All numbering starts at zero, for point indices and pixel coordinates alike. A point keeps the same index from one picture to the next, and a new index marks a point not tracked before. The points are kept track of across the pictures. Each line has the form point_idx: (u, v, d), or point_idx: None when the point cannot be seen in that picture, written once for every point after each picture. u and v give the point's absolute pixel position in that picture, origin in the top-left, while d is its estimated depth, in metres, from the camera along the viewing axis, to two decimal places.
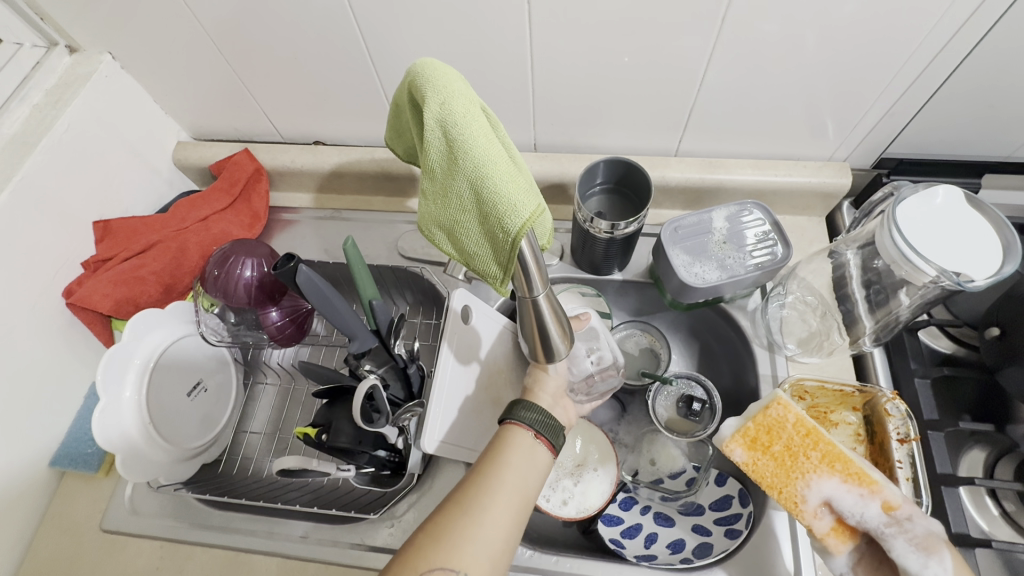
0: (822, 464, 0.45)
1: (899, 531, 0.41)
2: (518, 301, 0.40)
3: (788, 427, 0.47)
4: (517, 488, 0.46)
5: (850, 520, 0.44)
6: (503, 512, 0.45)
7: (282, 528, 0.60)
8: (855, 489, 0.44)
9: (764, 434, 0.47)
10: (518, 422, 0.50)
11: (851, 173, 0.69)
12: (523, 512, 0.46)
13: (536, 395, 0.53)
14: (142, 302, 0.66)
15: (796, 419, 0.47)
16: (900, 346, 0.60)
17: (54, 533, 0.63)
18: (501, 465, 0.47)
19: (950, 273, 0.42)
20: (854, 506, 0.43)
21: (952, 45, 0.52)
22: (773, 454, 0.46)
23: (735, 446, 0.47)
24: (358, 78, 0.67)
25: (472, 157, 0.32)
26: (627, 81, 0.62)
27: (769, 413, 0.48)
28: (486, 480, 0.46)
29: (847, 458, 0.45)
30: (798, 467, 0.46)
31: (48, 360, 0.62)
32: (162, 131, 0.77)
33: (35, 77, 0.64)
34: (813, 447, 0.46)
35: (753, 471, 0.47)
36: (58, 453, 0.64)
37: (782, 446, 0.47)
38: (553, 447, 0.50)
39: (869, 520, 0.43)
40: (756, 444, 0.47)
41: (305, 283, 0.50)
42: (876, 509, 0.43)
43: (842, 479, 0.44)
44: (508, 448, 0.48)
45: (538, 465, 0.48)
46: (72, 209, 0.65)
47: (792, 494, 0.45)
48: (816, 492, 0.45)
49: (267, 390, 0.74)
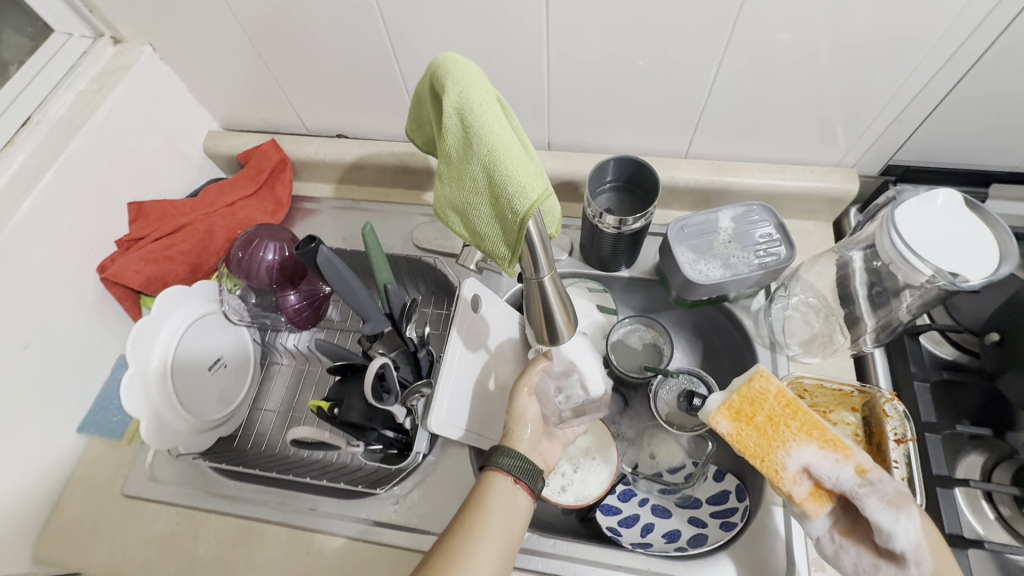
0: (801, 432, 0.47)
1: (871, 490, 0.44)
2: (525, 284, 0.42)
3: (769, 399, 0.49)
4: (499, 531, 0.49)
5: (827, 484, 0.46)
6: (486, 557, 0.47)
7: (293, 501, 0.62)
8: (831, 455, 0.46)
9: (747, 406, 0.49)
10: (497, 468, 0.52)
11: (859, 179, 0.70)
12: (507, 551, 0.49)
13: (514, 442, 0.56)
14: (170, 280, 0.70)
15: (777, 391, 0.49)
16: (901, 349, 0.61)
17: (79, 494, 0.66)
18: (483, 510, 0.49)
19: (945, 272, 0.43)
20: (831, 471, 0.46)
21: (959, 55, 0.53)
22: (756, 425, 0.48)
23: (720, 418, 0.49)
24: (382, 75, 0.70)
25: (486, 142, 0.34)
26: (640, 84, 0.64)
27: (751, 385, 0.50)
28: (469, 530, 0.48)
29: (823, 426, 0.47)
30: (779, 436, 0.47)
31: (81, 331, 0.66)
32: (195, 119, 0.80)
33: (82, 65, 0.68)
34: (793, 417, 0.48)
35: (737, 442, 0.48)
36: (86, 420, 0.67)
37: (764, 416, 0.48)
38: (533, 490, 0.52)
39: (844, 482, 0.45)
40: (740, 416, 0.49)
41: (325, 264, 0.53)
42: (850, 471, 0.45)
43: (819, 446, 0.46)
44: (488, 496, 0.50)
45: (519, 508, 0.51)
46: (110, 190, 0.69)
47: (774, 463, 0.47)
48: (796, 459, 0.46)
49: (282, 370, 0.77)
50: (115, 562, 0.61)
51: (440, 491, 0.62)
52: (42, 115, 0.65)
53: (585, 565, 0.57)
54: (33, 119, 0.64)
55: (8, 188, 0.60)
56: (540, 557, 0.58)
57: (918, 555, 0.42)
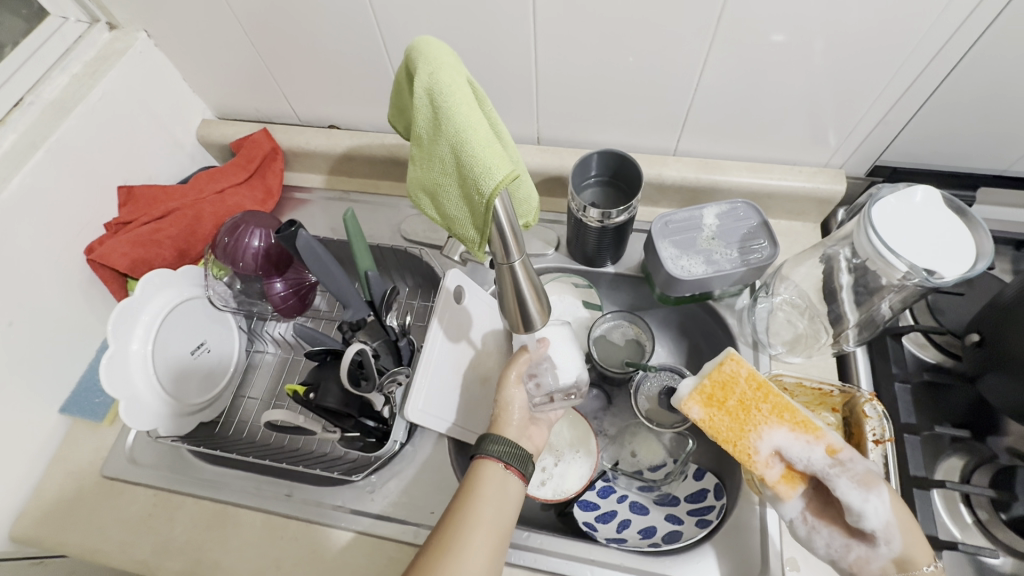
0: (773, 415, 0.47)
1: (842, 470, 0.44)
2: (496, 270, 0.41)
3: (741, 382, 0.49)
4: (490, 517, 0.49)
5: (798, 466, 0.46)
6: (480, 543, 0.47)
7: (270, 487, 0.63)
8: (802, 437, 0.46)
9: (719, 390, 0.49)
10: (488, 456, 0.52)
11: (846, 180, 0.70)
12: (501, 537, 0.49)
13: (502, 430, 0.56)
14: (156, 263, 0.70)
15: (748, 373, 0.49)
16: (884, 350, 0.60)
17: (59, 475, 0.66)
18: (474, 499, 0.49)
19: (919, 269, 0.43)
20: (803, 453, 0.45)
21: (943, 54, 0.53)
22: (728, 409, 0.48)
23: (692, 404, 0.49)
24: (373, 66, 0.70)
25: (453, 124, 0.34)
26: (628, 80, 0.64)
27: (722, 369, 0.49)
28: (462, 517, 0.48)
29: (795, 408, 0.47)
30: (751, 420, 0.47)
31: (67, 312, 0.66)
32: (188, 107, 0.81)
33: (77, 49, 0.69)
34: (764, 400, 0.48)
35: (710, 427, 0.48)
36: (69, 400, 0.68)
37: (737, 400, 0.48)
38: (524, 474, 0.53)
39: (815, 463, 0.45)
40: (712, 401, 0.49)
41: (304, 248, 0.54)
42: (821, 452, 0.45)
43: (790, 429, 0.46)
44: (480, 482, 0.50)
45: (510, 493, 0.51)
46: (100, 173, 0.69)
47: (747, 448, 0.47)
48: (767, 442, 0.46)
49: (267, 358, 0.78)
50: (90, 543, 0.62)
51: (417, 481, 0.62)
52: (36, 97, 0.65)
53: (560, 559, 0.57)
54: (27, 100, 0.65)
55: None
56: (513, 549, 0.58)
57: (888, 532, 0.42)
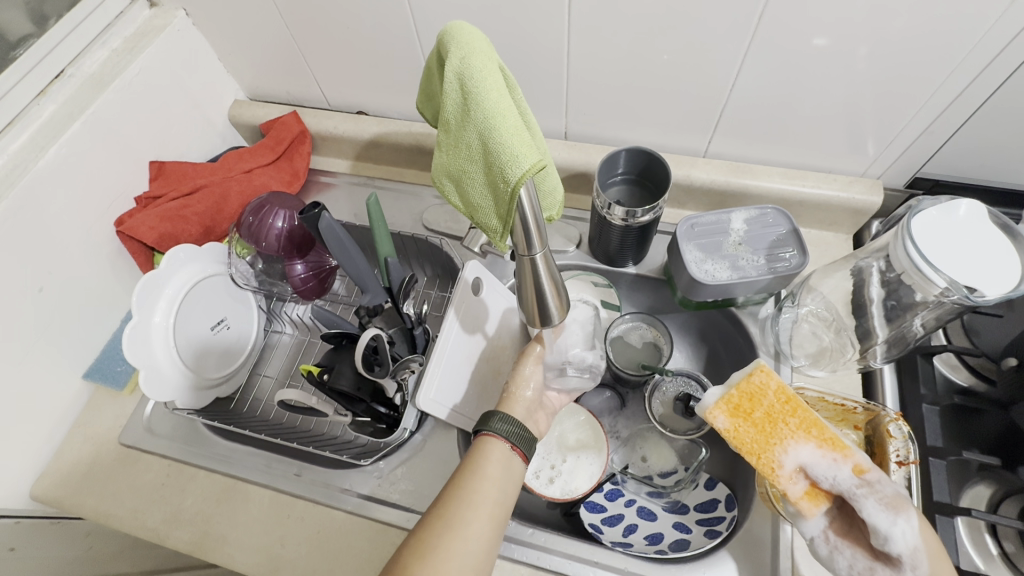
0: (800, 430, 0.46)
1: (869, 491, 0.43)
2: (517, 262, 0.41)
3: (769, 395, 0.48)
4: (493, 496, 0.48)
5: (822, 484, 0.45)
6: (483, 523, 0.47)
7: (281, 466, 0.63)
8: (830, 455, 0.45)
9: (746, 401, 0.48)
10: (493, 434, 0.51)
11: (883, 191, 0.67)
12: (502, 515, 0.49)
13: (510, 408, 0.56)
14: (182, 239, 0.71)
15: (778, 387, 0.48)
16: (912, 369, 0.58)
17: (79, 439, 0.68)
18: (479, 477, 0.49)
19: (960, 286, 0.41)
20: (831, 470, 0.44)
21: (998, 62, 0.50)
22: (754, 421, 0.47)
23: (718, 414, 0.48)
24: (403, 53, 0.70)
25: (483, 110, 0.34)
26: (661, 78, 0.63)
27: (752, 380, 0.49)
28: (466, 492, 0.48)
29: (823, 425, 0.46)
30: (777, 434, 0.46)
31: (95, 281, 0.68)
32: (222, 87, 0.82)
33: (118, 25, 0.70)
34: (792, 414, 0.47)
35: (734, 437, 0.47)
36: (92, 367, 0.69)
37: (763, 413, 0.48)
38: (527, 457, 0.53)
39: (841, 482, 0.44)
40: (738, 412, 0.48)
41: (326, 231, 0.54)
42: (848, 472, 0.44)
43: (818, 446, 0.45)
44: (483, 461, 0.50)
45: (514, 474, 0.51)
46: (134, 146, 0.71)
47: (772, 462, 0.46)
48: (792, 457, 0.45)
49: (284, 339, 0.79)
50: (104, 507, 0.63)
51: (425, 469, 0.62)
52: (76, 69, 0.67)
53: (564, 559, 0.56)
54: (67, 72, 0.66)
55: (36, 136, 0.62)
56: (517, 545, 0.57)
57: (917, 558, 0.40)
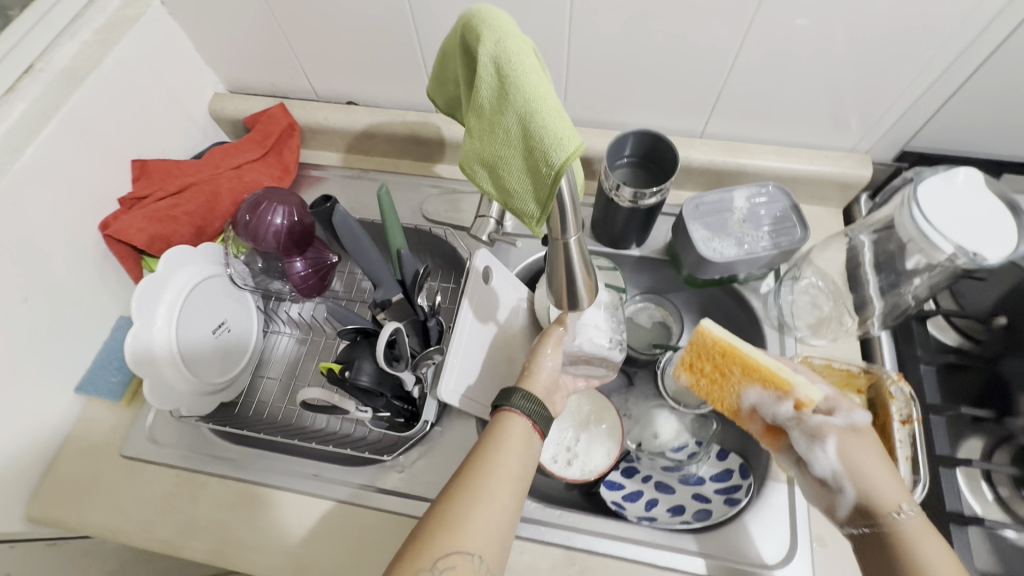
0: (743, 374, 0.52)
1: (799, 421, 0.49)
2: (548, 243, 0.41)
3: (711, 348, 0.53)
4: (514, 468, 0.49)
5: (771, 418, 0.51)
6: (507, 496, 0.48)
7: (299, 466, 0.62)
8: (773, 393, 0.50)
9: (697, 359, 0.55)
10: (513, 408, 0.52)
11: (872, 165, 0.70)
12: (523, 486, 0.50)
13: (530, 387, 0.56)
14: (173, 240, 0.68)
15: (714, 340, 0.53)
16: (908, 334, 0.61)
17: (75, 455, 0.65)
18: (501, 449, 0.49)
19: (966, 250, 0.44)
20: (773, 407, 0.50)
21: (982, 39, 0.53)
22: (705, 373, 0.55)
23: (680, 372, 0.56)
24: (397, 40, 0.68)
25: (523, 93, 0.33)
26: (660, 60, 0.64)
27: (696, 340, 0.55)
28: (488, 465, 0.48)
29: (764, 366, 0.50)
30: (726, 380, 0.53)
31: (80, 288, 0.64)
32: (200, 80, 0.79)
33: (87, 14, 0.66)
34: (733, 361, 0.52)
35: (694, 387, 0.56)
36: (83, 380, 0.66)
37: (711, 365, 0.54)
38: (545, 434, 0.53)
39: (781, 415, 0.50)
40: (693, 368, 0.55)
41: (340, 224, 0.53)
42: (789, 406, 0.49)
43: (761, 386, 0.50)
44: (505, 436, 0.51)
45: (534, 453, 0.51)
46: (114, 144, 0.67)
47: (730, 404, 0.54)
48: (743, 399, 0.52)
49: (283, 341, 0.77)
50: (110, 522, 0.60)
51: (447, 461, 0.62)
52: (46, 63, 0.62)
53: (596, 537, 0.57)
54: (37, 67, 0.62)
55: (9, 135, 0.58)
56: (546, 527, 0.58)
57: (838, 477, 0.47)
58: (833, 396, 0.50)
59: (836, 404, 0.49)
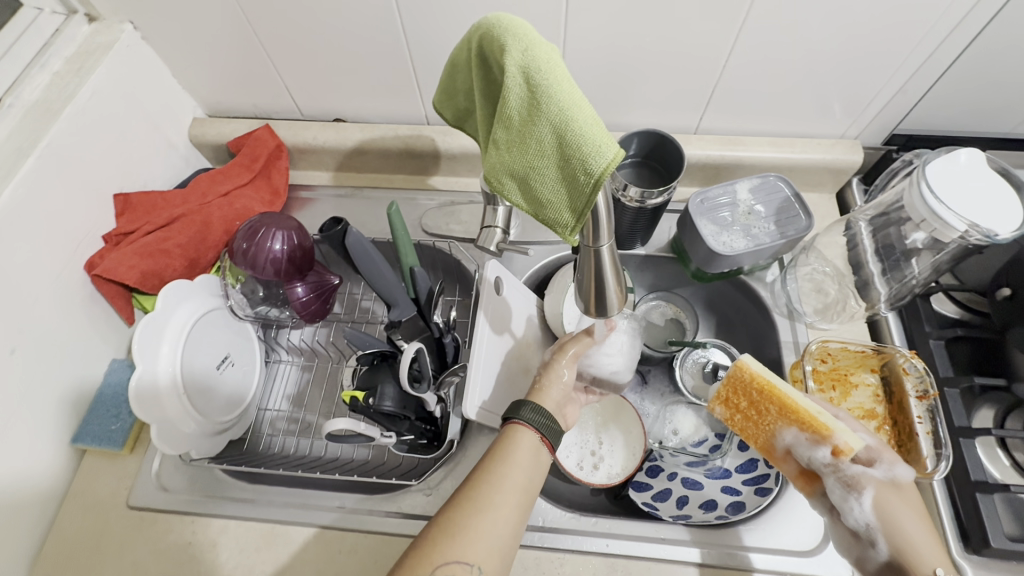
0: (781, 416, 0.50)
1: (834, 469, 0.48)
2: (581, 251, 0.40)
3: (748, 387, 0.52)
4: (519, 481, 0.47)
5: (805, 461, 0.50)
6: (511, 510, 0.46)
7: (320, 500, 0.60)
8: (810, 436, 0.48)
9: (733, 394, 0.55)
10: (521, 421, 0.50)
11: (862, 150, 0.72)
12: (528, 500, 0.48)
13: (540, 399, 0.54)
14: (167, 275, 0.65)
15: (751, 378, 0.52)
16: (915, 312, 0.63)
17: (77, 511, 0.61)
18: (507, 461, 0.47)
19: (980, 228, 0.45)
20: (810, 450, 0.49)
21: (965, 25, 0.55)
22: (742, 410, 0.54)
23: (715, 406, 0.57)
24: (388, 55, 0.67)
25: (556, 100, 0.32)
26: (654, 60, 0.64)
27: (731, 376, 0.54)
28: (491, 477, 0.47)
29: (802, 410, 0.48)
30: (764, 420, 0.52)
31: (69, 334, 0.60)
32: (179, 106, 0.75)
33: (56, 44, 0.63)
34: (771, 403, 0.51)
35: (732, 422, 0.56)
36: (79, 432, 0.61)
37: (748, 403, 0.53)
38: (554, 447, 0.51)
39: (817, 459, 0.49)
40: (729, 403, 0.55)
41: (353, 245, 0.51)
42: (826, 451, 0.48)
43: (799, 429, 0.49)
44: (512, 447, 0.49)
45: (542, 465, 0.49)
46: (95, 179, 0.63)
47: (765, 443, 0.53)
48: (780, 440, 0.51)
49: (284, 368, 0.74)
50: None
51: None
52: (16, 98, 0.59)
53: (632, 541, 0.57)
54: (6, 102, 0.59)
55: None
56: (583, 537, 0.57)
57: (872, 531, 0.47)
58: (874, 446, 0.49)
59: (878, 456, 0.48)
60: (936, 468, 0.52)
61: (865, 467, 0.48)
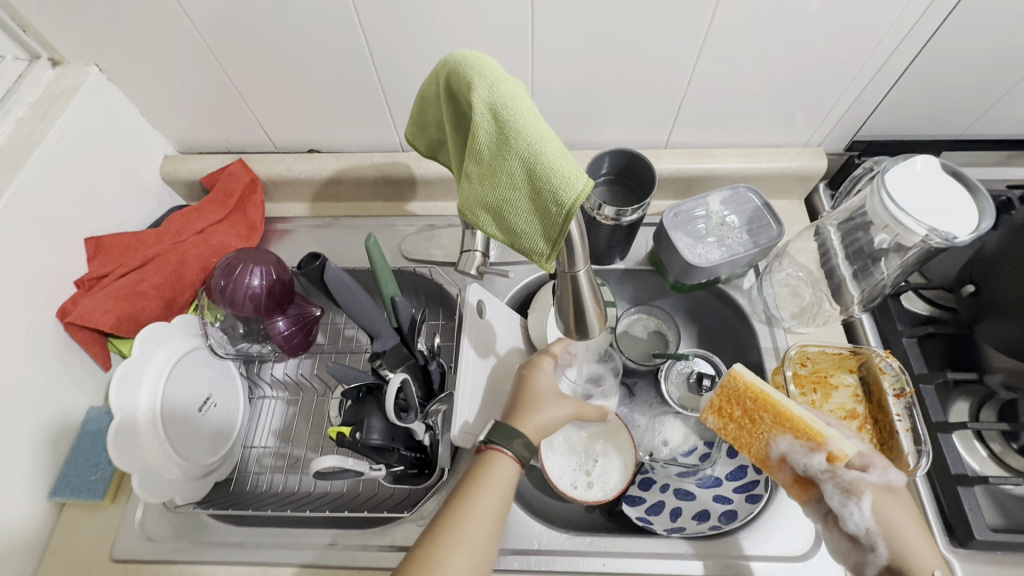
0: (775, 423, 0.51)
1: (831, 476, 0.49)
2: (558, 278, 0.41)
3: (741, 396, 0.54)
4: (491, 507, 0.48)
5: (800, 469, 0.50)
6: (481, 538, 0.46)
7: (310, 538, 0.59)
8: (806, 443, 0.49)
9: (726, 403, 0.55)
10: (504, 450, 0.51)
11: (826, 156, 0.75)
12: (498, 529, 0.48)
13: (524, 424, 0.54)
14: (143, 318, 0.64)
15: (745, 387, 0.54)
16: (886, 310, 0.65)
17: (56, 568, 0.58)
18: (479, 487, 0.48)
19: (940, 233, 0.47)
20: (805, 457, 0.49)
21: (911, 36, 0.58)
22: (735, 419, 0.54)
23: (707, 415, 0.57)
24: (359, 85, 0.67)
25: (524, 134, 0.33)
26: (620, 80, 0.66)
27: (724, 386, 0.55)
28: (465, 505, 0.47)
29: (795, 416, 0.50)
30: (758, 429, 0.52)
31: (43, 383, 0.59)
32: (149, 144, 0.75)
33: (19, 90, 0.62)
34: (765, 410, 0.52)
35: (724, 433, 0.56)
36: (56, 484, 0.59)
37: (741, 411, 0.54)
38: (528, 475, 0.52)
39: (813, 466, 0.49)
40: (722, 412, 0.56)
41: (333, 280, 0.51)
42: (822, 458, 0.48)
43: (794, 435, 0.50)
44: (487, 472, 0.49)
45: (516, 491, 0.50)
46: (64, 224, 0.62)
47: (759, 452, 0.53)
48: (775, 448, 0.51)
49: (270, 405, 0.73)
50: None
51: None
52: None
53: (629, 559, 0.57)
54: None
55: None
56: (580, 556, 0.57)
57: (872, 536, 0.47)
58: (867, 452, 0.50)
59: (870, 462, 0.50)
60: (918, 464, 0.53)
61: (861, 472, 0.49)
